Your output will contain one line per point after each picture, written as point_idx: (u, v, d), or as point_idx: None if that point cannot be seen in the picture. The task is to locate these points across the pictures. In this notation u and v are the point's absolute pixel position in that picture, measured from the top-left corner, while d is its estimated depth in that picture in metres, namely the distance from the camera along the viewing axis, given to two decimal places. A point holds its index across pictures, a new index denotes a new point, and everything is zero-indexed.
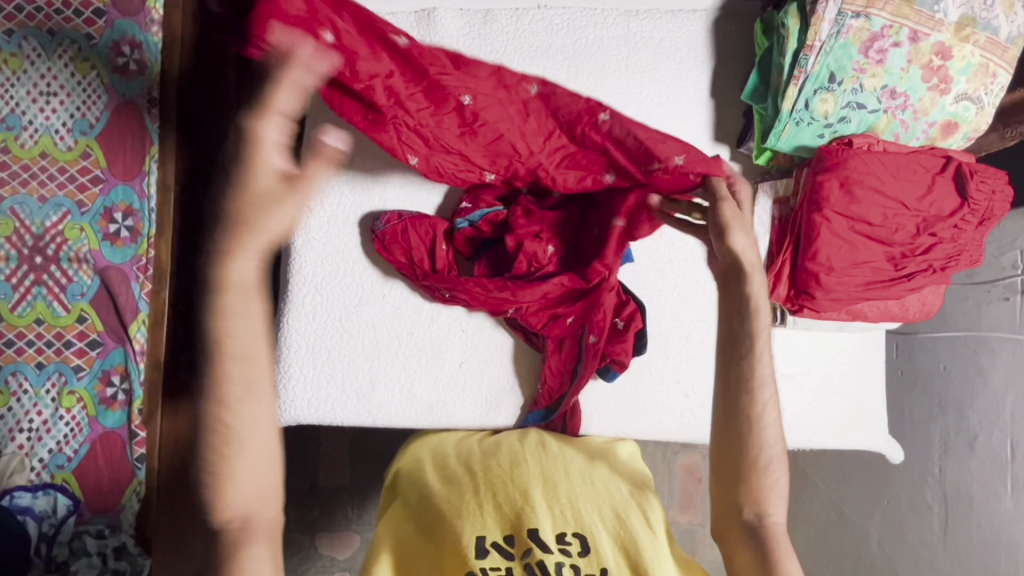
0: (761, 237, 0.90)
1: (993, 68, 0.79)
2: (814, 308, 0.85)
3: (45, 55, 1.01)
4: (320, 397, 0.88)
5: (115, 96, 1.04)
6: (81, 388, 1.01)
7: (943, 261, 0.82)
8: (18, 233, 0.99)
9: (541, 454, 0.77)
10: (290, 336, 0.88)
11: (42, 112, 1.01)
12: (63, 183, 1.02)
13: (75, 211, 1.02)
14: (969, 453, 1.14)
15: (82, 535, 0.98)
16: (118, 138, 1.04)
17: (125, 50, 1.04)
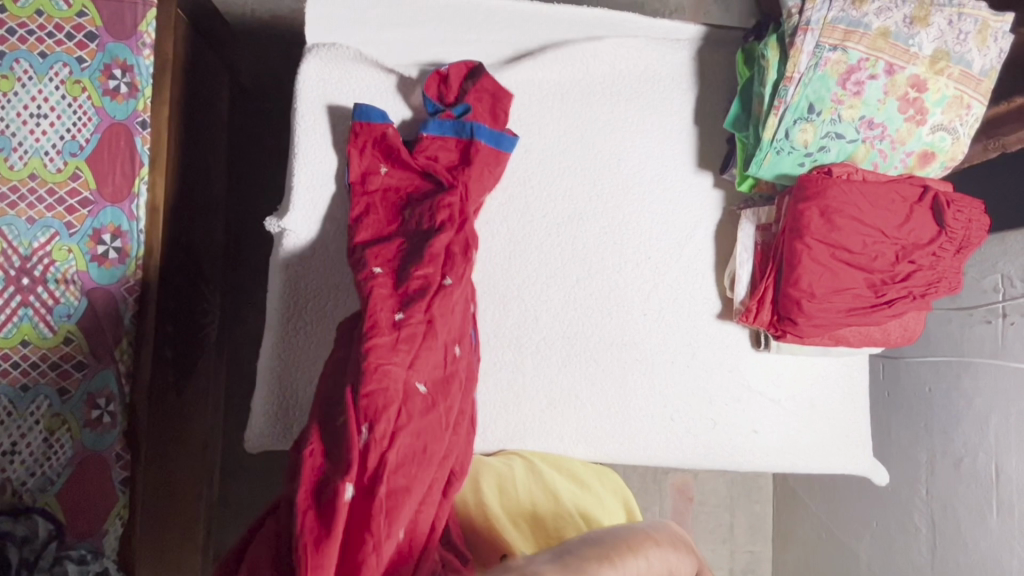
0: (744, 263, 0.91)
1: (968, 100, 0.80)
2: (796, 333, 0.86)
3: (36, 77, 1.03)
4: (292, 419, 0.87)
5: (106, 118, 1.05)
6: (65, 410, 1.00)
7: (923, 288, 0.83)
8: (5, 254, 1.00)
9: (535, 482, 0.82)
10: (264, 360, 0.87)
11: (32, 134, 1.02)
12: (52, 205, 1.02)
13: (63, 233, 1.02)
14: (955, 475, 1.15)
15: (63, 561, 0.96)
16: (107, 160, 1.04)
17: (116, 73, 1.05)
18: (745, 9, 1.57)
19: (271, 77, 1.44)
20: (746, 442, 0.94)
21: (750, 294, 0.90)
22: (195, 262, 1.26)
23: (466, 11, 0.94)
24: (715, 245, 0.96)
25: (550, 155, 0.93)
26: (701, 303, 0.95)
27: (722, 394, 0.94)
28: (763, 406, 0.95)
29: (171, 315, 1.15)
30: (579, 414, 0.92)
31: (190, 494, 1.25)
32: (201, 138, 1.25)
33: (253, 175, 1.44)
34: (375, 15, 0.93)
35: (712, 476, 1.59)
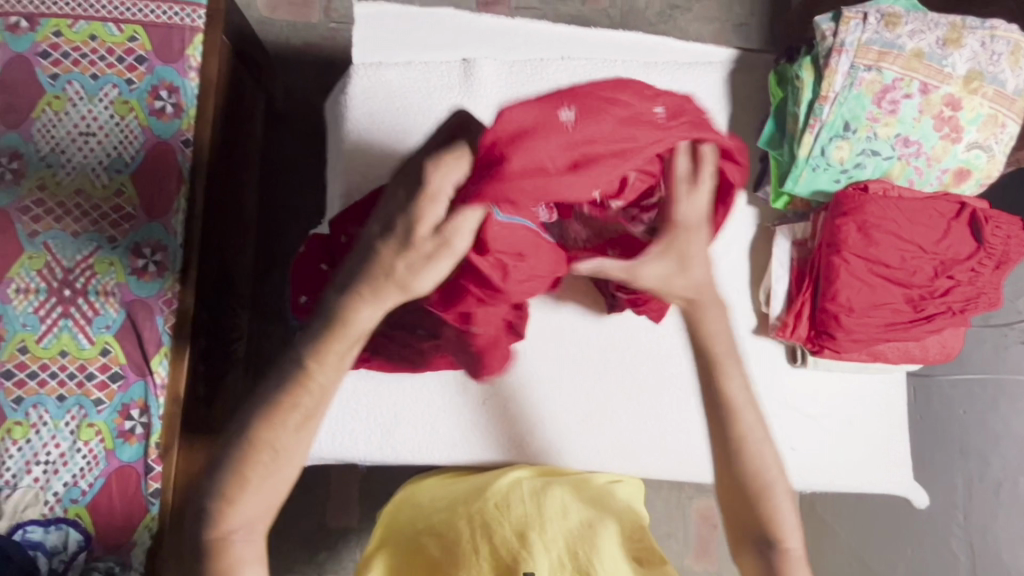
0: (779, 278, 0.91)
1: (1002, 119, 0.81)
2: (834, 349, 0.87)
3: (87, 98, 1.08)
4: (341, 428, 0.87)
5: (151, 137, 1.09)
6: (100, 421, 1.02)
7: (962, 303, 0.83)
8: (49, 266, 1.04)
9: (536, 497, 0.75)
10: None
11: (80, 152, 1.07)
12: (96, 220, 1.06)
13: (106, 246, 1.05)
14: (995, 500, 1.14)
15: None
16: (150, 178, 1.08)
17: (162, 94, 1.10)
18: (764, 37, 1.62)
19: (307, 100, 1.49)
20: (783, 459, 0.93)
21: (786, 309, 0.90)
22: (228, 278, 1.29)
23: (505, 36, 0.99)
24: (749, 260, 0.95)
25: None
26: (738, 318, 0.94)
27: (759, 409, 0.94)
28: (799, 422, 0.94)
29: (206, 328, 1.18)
30: (615, 426, 0.92)
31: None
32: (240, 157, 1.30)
33: (284, 195, 1.48)
34: (419, 37, 0.98)
35: None
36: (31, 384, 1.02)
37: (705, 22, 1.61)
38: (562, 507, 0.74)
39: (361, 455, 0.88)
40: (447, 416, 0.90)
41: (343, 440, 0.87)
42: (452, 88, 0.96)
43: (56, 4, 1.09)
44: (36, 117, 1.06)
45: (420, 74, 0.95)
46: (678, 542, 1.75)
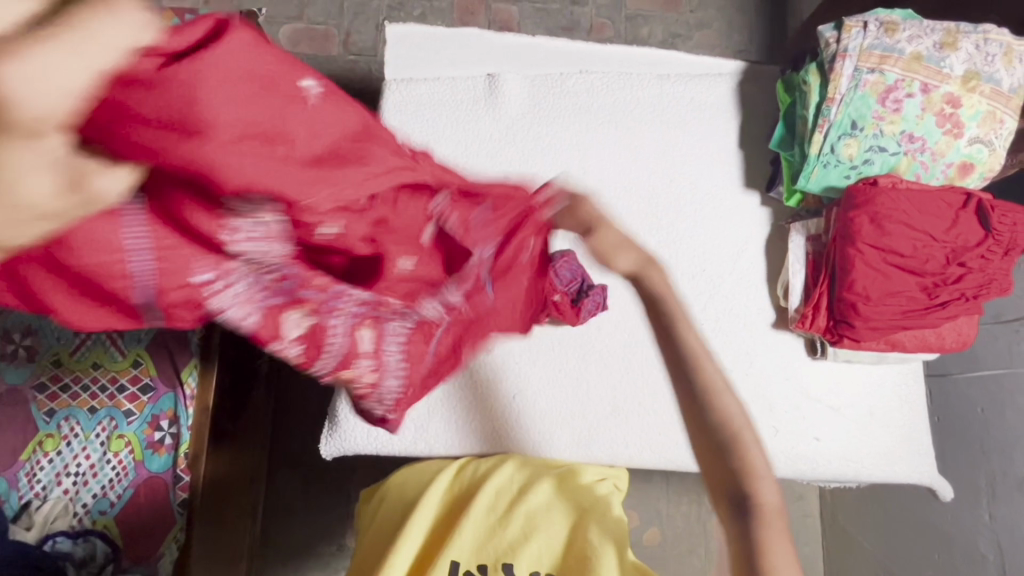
0: (796, 271, 0.95)
1: (1000, 115, 0.85)
2: (853, 338, 0.89)
3: None
4: (377, 425, 0.90)
5: None
6: (129, 432, 1.21)
7: (975, 289, 0.86)
8: None
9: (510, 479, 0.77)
10: (350, 389, 0.91)
11: None
12: None
13: None
14: (1018, 497, 1.14)
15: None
16: None
17: None
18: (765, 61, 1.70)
19: None
20: (809, 450, 0.95)
21: (805, 301, 0.93)
22: None
23: (528, 54, 1.06)
24: (766, 259, 1.00)
25: (609, 176, 1.00)
26: (757, 313, 0.98)
27: (782, 401, 0.96)
28: (822, 413, 0.96)
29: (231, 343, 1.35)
30: (638, 421, 0.95)
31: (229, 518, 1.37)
32: None
33: None
34: (446, 55, 1.04)
35: None
36: (65, 396, 1.22)
37: (708, 49, 1.69)
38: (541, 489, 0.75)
39: (397, 450, 0.91)
40: (479, 410, 0.92)
41: (380, 436, 0.90)
42: (477, 100, 1.01)
43: None
44: None
45: (447, 88, 1.01)
46: (700, 559, 1.74)
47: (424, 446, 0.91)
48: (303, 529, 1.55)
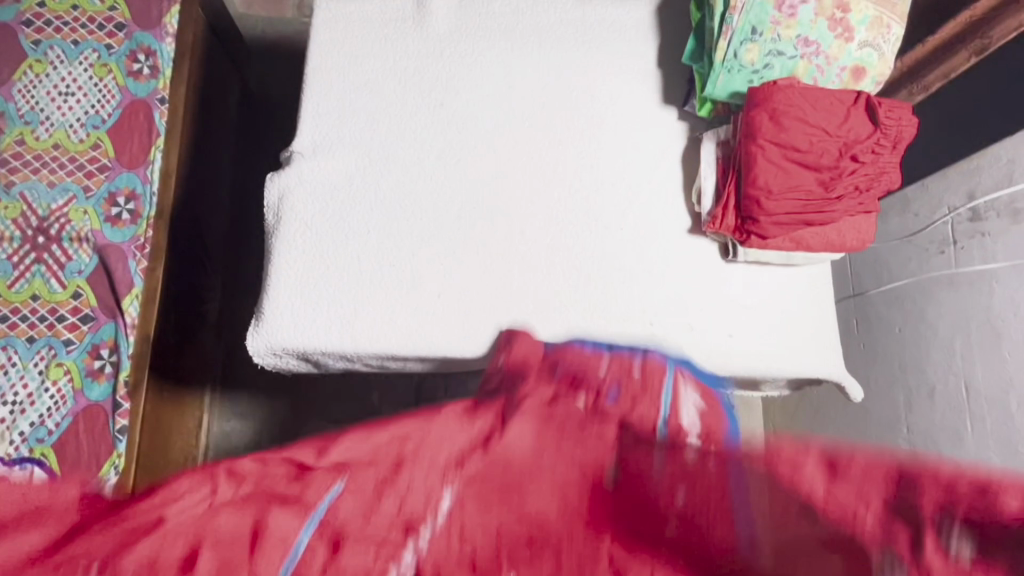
0: (707, 175, 1.00)
1: (886, 21, 0.93)
2: (760, 233, 0.95)
3: (67, 62, 1.34)
4: (303, 320, 0.93)
5: (129, 96, 1.34)
6: (69, 360, 1.22)
7: (865, 184, 0.92)
8: (24, 215, 1.26)
9: None
10: (279, 272, 0.95)
11: (59, 109, 1.31)
12: (72, 171, 1.29)
13: (80, 196, 1.28)
14: (931, 406, 1.20)
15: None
16: (124, 132, 1.32)
17: (140, 57, 1.35)
18: None
19: None
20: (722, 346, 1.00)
21: (715, 204, 0.98)
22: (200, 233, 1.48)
23: None
24: (682, 169, 1.05)
25: (531, 93, 1.06)
26: (673, 218, 1.03)
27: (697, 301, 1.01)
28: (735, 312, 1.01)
29: (175, 280, 1.37)
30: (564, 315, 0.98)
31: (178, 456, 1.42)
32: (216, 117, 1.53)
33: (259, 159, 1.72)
34: None
35: None
36: (4, 326, 1.22)
37: None
38: None
39: (323, 346, 0.93)
40: (404, 308, 0.95)
41: (305, 331, 0.93)
42: (406, 21, 1.07)
43: None
44: (19, 78, 1.32)
45: (379, 9, 1.07)
46: None
47: (346, 335, 0.93)
48: None
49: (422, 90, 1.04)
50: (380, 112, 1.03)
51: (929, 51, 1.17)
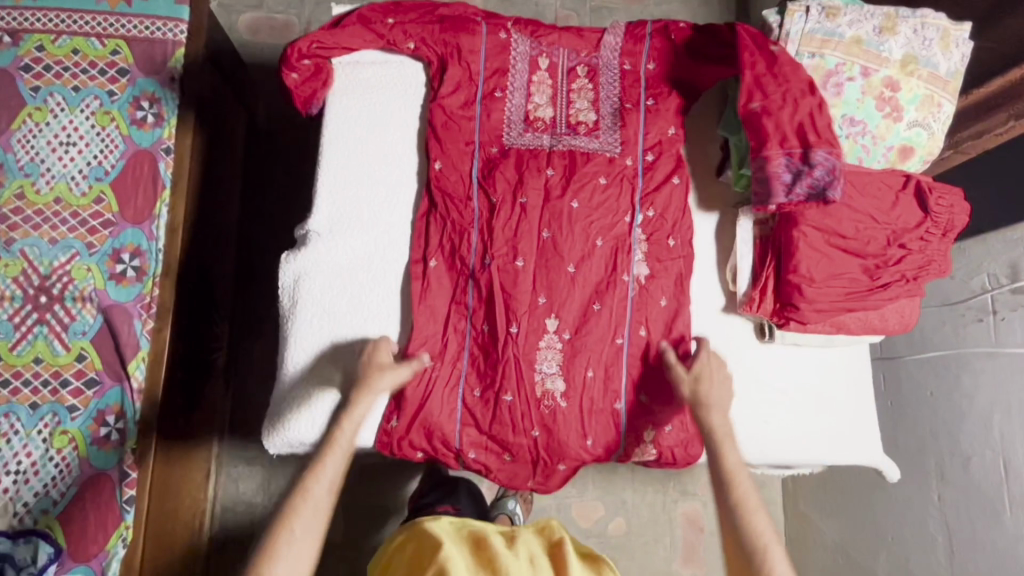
0: (743, 256, 0.95)
1: (938, 99, 0.87)
2: (800, 320, 0.90)
3: (67, 109, 1.28)
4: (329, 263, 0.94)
5: (132, 146, 1.28)
6: (73, 428, 1.18)
7: (915, 271, 0.87)
8: (26, 273, 1.21)
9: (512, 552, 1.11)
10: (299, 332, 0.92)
11: (60, 161, 1.26)
12: (74, 226, 1.24)
13: (84, 252, 1.23)
14: (965, 477, 1.17)
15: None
16: (129, 184, 1.27)
17: (144, 104, 1.30)
18: None
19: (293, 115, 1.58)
20: (756, 431, 0.96)
21: (752, 285, 0.94)
22: (207, 282, 1.46)
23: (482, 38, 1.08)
24: (714, 244, 1.02)
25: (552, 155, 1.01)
26: (705, 296, 1.00)
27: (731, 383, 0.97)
28: (771, 395, 0.97)
29: (183, 336, 1.33)
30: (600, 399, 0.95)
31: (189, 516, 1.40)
32: (221, 162, 1.51)
33: (266, 191, 1.70)
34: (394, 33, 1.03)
35: None
36: (5, 391, 1.18)
37: None
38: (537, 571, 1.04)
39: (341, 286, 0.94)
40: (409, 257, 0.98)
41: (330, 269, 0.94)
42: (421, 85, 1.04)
43: (40, 22, 1.30)
44: (18, 126, 1.27)
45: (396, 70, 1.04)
46: (665, 548, 1.76)
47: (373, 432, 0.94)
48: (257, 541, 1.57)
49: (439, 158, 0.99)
50: (399, 184, 0.99)
51: (962, 108, 1.11)
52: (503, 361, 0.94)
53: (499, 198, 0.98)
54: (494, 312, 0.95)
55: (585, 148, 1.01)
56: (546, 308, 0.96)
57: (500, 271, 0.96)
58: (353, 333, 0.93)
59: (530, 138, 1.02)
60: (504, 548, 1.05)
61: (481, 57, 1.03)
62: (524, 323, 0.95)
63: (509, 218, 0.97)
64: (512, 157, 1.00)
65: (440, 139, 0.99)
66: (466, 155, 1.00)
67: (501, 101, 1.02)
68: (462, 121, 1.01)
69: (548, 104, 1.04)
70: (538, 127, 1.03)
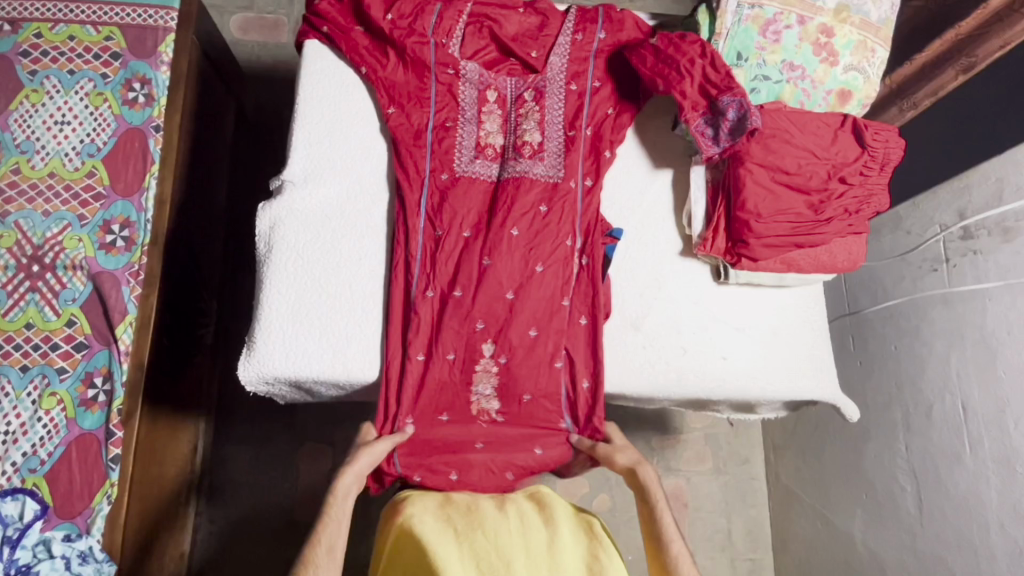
0: (696, 199, 1.02)
1: (871, 45, 0.98)
2: (750, 256, 0.97)
3: (62, 91, 1.35)
4: (306, 215, 1.00)
5: (124, 124, 1.35)
6: (62, 390, 1.21)
7: (854, 206, 0.97)
8: (19, 243, 1.27)
9: (502, 520, 0.89)
10: (275, 278, 0.98)
11: (55, 139, 1.32)
12: (67, 200, 1.30)
13: (76, 224, 1.29)
14: (929, 425, 1.20)
15: (48, 541, 1.11)
16: (120, 161, 1.33)
17: (136, 85, 1.37)
18: None
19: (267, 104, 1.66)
20: (715, 367, 1.00)
21: (705, 226, 1.00)
22: (195, 259, 1.51)
23: None
24: (670, 195, 1.08)
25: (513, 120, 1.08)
26: (663, 242, 1.05)
27: (689, 322, 1.02)
28: (728, 334, 1.02)
29: (171, 306, 1.39)
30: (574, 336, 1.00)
31: (174, 490, 1.45)
32: (210, 147, 1.58)
33: (254, 179, 1.76)
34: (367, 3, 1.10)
35: (705, 479, 1.71)
36: None
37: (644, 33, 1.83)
38: (522, 538, 0.87)
39: (316, 238, 1.00)
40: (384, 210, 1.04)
41: (308, 221, 1.00)
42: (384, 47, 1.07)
43: (39, 11, 1.38)
44: (15, 108, 1.33)
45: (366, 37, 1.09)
46: None
47: (342, 368, 0.96)
48: (244, 516, 1.61)
49: (409, 118, 1.05)
50: (369, 144, 1.06)
51: (917, 70, 1.17)
52: (458, 317, 0.99)
53: (454, 213, 1.02)
54: (449, 270, 1.01)
55: (539, 123, 1.08)
56: (507, 255, 1.00)
57: (456, 231, 1.02)
58: (330, 276, 0.99)
59: (481, 165, 1.06)
60: (492, 512, 0.91)
61: (446, 37, 1.09)
62: (474, 281, 0.99)
63: (452, 251, 1.02)
64: (463, 185, 1.04)
65: (401, 119, 1.05)
66: (418, 183, 1.03)
67: (452, 133, 1.06)
68: (415, 152, 1.04)
69: (499, 132, 1.08)
70: (488, 155, 1.07)
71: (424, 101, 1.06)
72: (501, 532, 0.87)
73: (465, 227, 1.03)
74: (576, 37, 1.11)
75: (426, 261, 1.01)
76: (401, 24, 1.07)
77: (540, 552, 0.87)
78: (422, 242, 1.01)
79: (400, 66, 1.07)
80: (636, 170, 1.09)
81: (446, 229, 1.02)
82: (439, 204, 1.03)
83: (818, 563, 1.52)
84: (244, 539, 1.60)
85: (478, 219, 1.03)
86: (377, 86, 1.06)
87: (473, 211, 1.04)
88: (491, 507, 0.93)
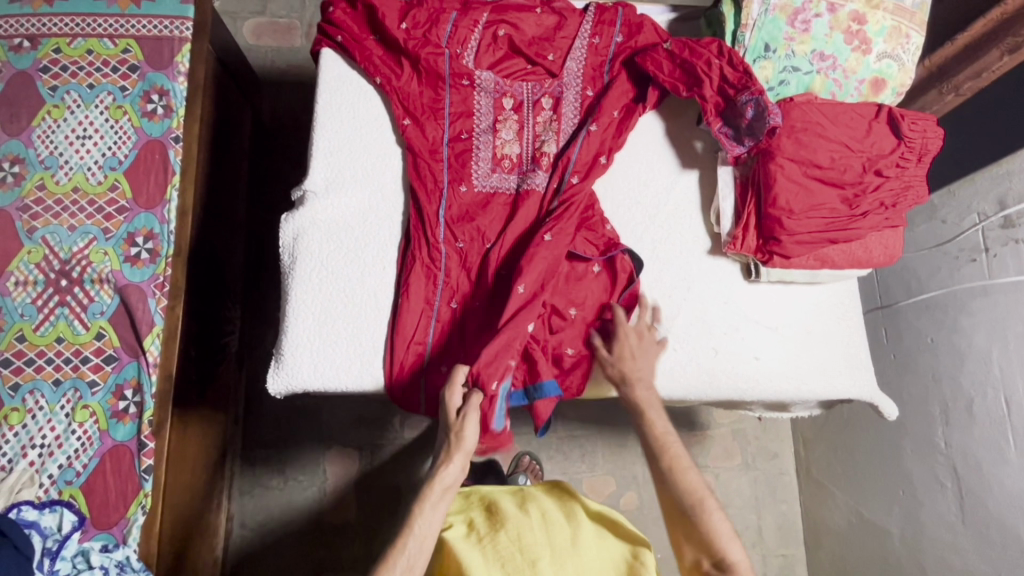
0: (725, 195, 0.99)
1: (906, 29, 0.95)
2: (783, 253, 0.95)
3: (83, 105, 1.36)
4: (328, 225, 1.00)
5: (144, 136, 1.35)
6: (94, 403, 1.23)
7: (892, 198, 0.93)
8: (47, 258, 1.28)
9: (523, 518, 0.88)
10: (300, 290, 0.97)
11: (77, 153, 1.33)
12: (91, 214, 1.31)
13: (101, 237, 1.30)
14: (969, 419, 1.16)
15: (86, 552, 1.14)
16: (142, 173, 1.34)
17: (154, 97, 1.37)
18: None
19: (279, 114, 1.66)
20: (748, 368, 0.98)
21: (734, 224, 0.98)
22: (218, 267, 1.52)
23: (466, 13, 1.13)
24: (697, 192, 1.06)
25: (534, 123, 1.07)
26: (691, 241, 1.03)
27: (719, 323, 1.00)
28: (760, 334, 1.00)
29: (197, 317, 1.40)
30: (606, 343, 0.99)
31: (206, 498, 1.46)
32: (229, 156, 1.58)
33: (272, 186, 1.77)
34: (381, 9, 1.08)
35: (734, 476, 1.68)
36: (30, 371, 1.24)
37: None
38: (545, 534, 0.86)
39: (338, 248, 0.99)
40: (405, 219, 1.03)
41: (330, 231, 1.00)
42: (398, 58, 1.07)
43: (56, 26, 1.39)
44: (38, 123, 1.35)
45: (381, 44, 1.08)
46: None
47: (371, 378, 0.96)
48: (273, 523, 1.62)
49: (428, 125, 1.04)
50: (388, 150, 1.04)
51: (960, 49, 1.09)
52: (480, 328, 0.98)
53: (476, 225, 1.02)
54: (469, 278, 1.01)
55: (557, 126, 1.06)
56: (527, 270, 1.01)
57: (477, 242, 1.02)
58: (354, 287, 0.98)
59: (497, 179, 1.05)
60: (512, 511, 0.90)
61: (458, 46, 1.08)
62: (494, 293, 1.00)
63: (476, 262, 1.01)
64: (483, 199, 1.04)
65: (419, 129, 1.04)
66: (437, 195, 1.02)
67: (469, 144, 1.05)
68: (433, 165, 1.02)
69: (515, 140, 1.06)
70: (505, 168, 1.05)
71: (439, 112, 1.05)
72: (524, 531, 0.86)
73: (488, 239, 1.02)
74: (593, 40, 1.10)
75: (452, 270, 1.00)
76: (416, 34, 1.06)
77: (565, 547, 0.86)
78: (446, 252, 1.00)
79: (414, 77, 1.06)
80: (661, 169, 1.07)
81: (469, 241, 1.01)
82: (462, 217, 1.02)
83: (854, 560, 1.49)
84: (274, 544, 1.61)
85: (498, 230, 1.02)
86: (392, 97, 1.04)
87: (493, 222, 1.03)
88: (511, 506, 0.92)
